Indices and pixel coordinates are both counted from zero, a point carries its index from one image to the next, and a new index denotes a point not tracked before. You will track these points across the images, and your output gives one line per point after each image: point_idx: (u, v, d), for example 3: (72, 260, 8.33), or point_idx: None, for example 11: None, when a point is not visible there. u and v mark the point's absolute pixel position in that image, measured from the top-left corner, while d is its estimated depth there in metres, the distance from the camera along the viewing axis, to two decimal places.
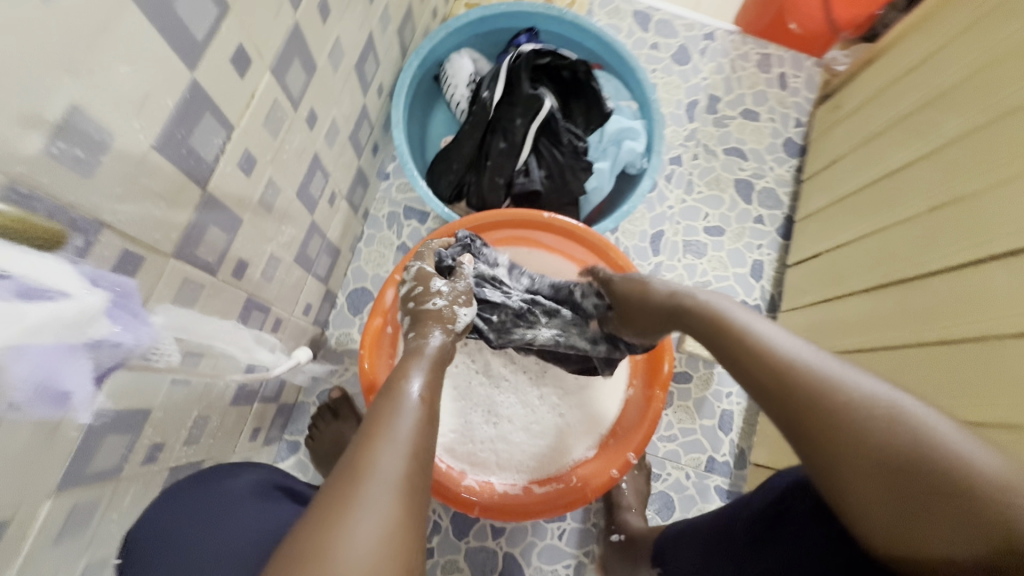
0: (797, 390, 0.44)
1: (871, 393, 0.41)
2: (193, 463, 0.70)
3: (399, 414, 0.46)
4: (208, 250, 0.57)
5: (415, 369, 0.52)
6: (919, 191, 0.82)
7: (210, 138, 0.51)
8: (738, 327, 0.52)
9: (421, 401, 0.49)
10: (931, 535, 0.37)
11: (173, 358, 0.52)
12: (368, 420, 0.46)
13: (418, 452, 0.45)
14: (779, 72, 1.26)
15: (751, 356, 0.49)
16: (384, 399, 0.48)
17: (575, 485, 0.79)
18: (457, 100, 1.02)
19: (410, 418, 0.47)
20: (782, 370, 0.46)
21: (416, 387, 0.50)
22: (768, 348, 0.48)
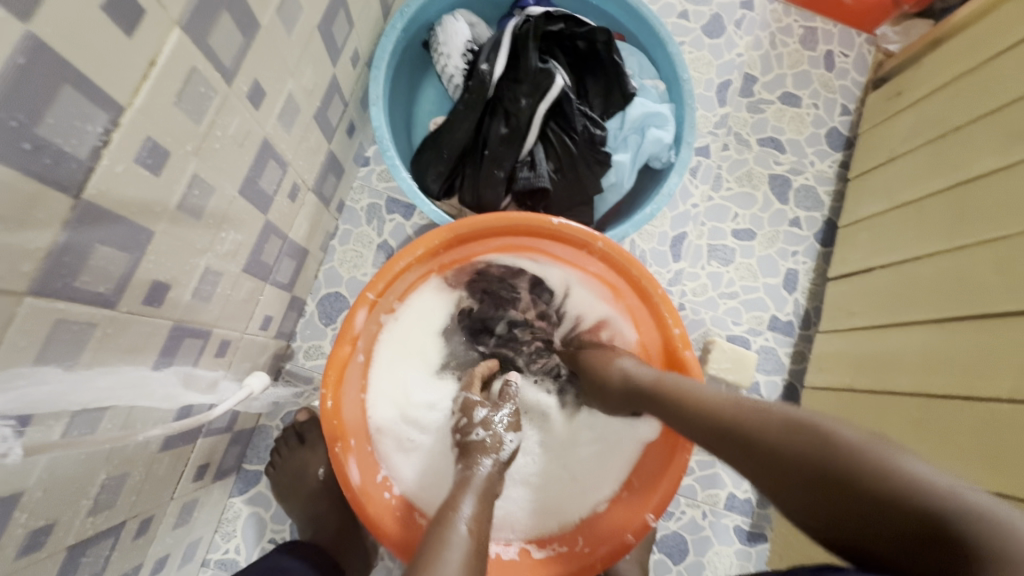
0: (736, 433, 0.49)
1: (788, 421, 0.46)
2: (107, 528, 0.56)
3: (446, 545, 0.48)
4: (96, 278, 0.42)
5: (467, 495, 0.55)
6: (1008, 207, 0.68)
7: (78, 124, 0.35)
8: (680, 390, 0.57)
9: (471, 530, 0.50)
10: (881, 513, 0.38)
11: (18, 452, 0.39)
12: (416, 556, 0.48)
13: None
14: (826, 49, 1.08)
15: (694, 413, 0.54)
16: (435, 530, 0.50)
17: (583, 552, 0.68)
18: (450, 73, 0.84)
19: (460, 547, 0.48)
20: (720, 421, 0.51)
21: (466, 509, 0.53)
22: (707, 404, 0.53)
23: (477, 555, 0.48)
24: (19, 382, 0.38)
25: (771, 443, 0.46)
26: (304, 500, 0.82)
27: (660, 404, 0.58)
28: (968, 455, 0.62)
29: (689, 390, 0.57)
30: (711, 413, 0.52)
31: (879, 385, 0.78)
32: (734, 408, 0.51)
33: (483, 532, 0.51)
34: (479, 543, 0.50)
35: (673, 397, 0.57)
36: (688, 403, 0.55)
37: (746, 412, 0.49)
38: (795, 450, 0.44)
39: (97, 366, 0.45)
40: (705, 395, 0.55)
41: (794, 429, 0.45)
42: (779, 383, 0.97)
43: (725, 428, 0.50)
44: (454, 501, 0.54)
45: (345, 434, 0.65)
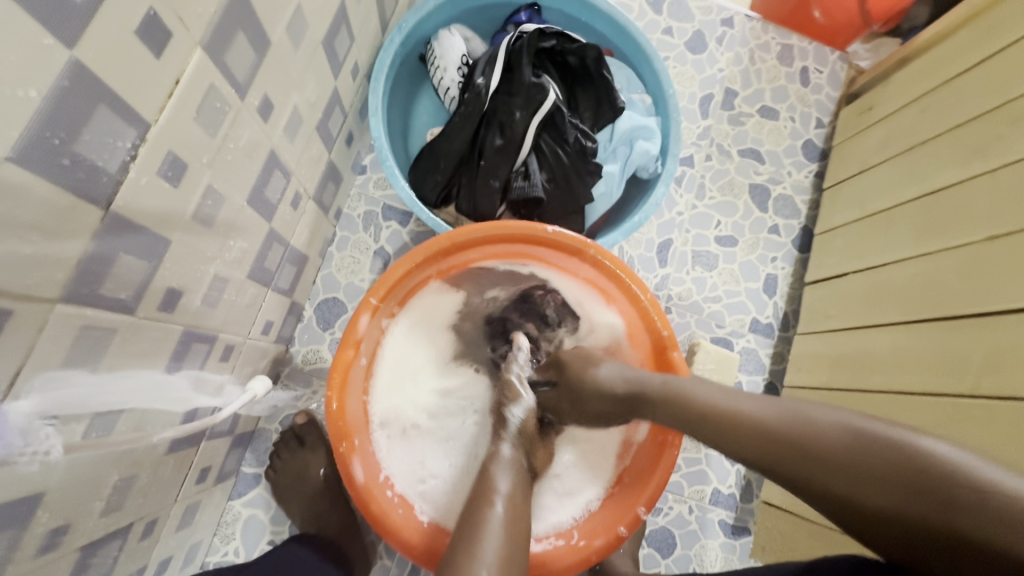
0: (789, 440, 0.48)
1: (853, 431, 0.45)
2: (115, 530, 0.58)
3: (485, 525, 0.54)
4: (118, 286, 0.44)
5: (499, 472, 0.61)
6: (970, 218, 0.74)
7: (110, 141, 0.37)
8: (705, 399, 0.56)
9: (506, 508, 0.56)
10: (974, 526, 0.38)
11: (54, 449, 0.41)
12: (461, 536, 0.53)
13: (510, 551, 0.52)
14: (801, 65, 1.14)
15: (729, 425, 0.52)
16: (474, 512, 0.56)
17: (579, 545, 0.70)
18: (446, 85, 0.87)
19: (499, 525, 0.54)
20: (764, 429, 0.50)
21: (501, 487, 0.59)
22: (747, 413, 0.52)
23: (515, 529, 0.54)
24: (52, 385, 0.39)
25: (838, 459, 0.45)
26: (304, 501, 0.84)
27: (689, 418, 0.56)
28: None
29: (720, 401, 0.54)
30: (753, 426, 0.51)
31: (853, 382, 0.83)
32: (781, 421, 0.50)
33: (519, 508, 0.57)
34: (518, 521, 0.56)
35: (703, 409, 0.55)
36: (721, 416, 0.53)
37: (798, 425, 0.48)
38: (869, 467, 0.43)
39: (116, 370, 0.47)
40: (739, 406, 0.53)
41: (861, 443, 0.45)
42: (760, 383, 1.01)
43: (775, 444, 0.49)
44: (489, 484, 0.59)
45: (350, 434, 0.68)
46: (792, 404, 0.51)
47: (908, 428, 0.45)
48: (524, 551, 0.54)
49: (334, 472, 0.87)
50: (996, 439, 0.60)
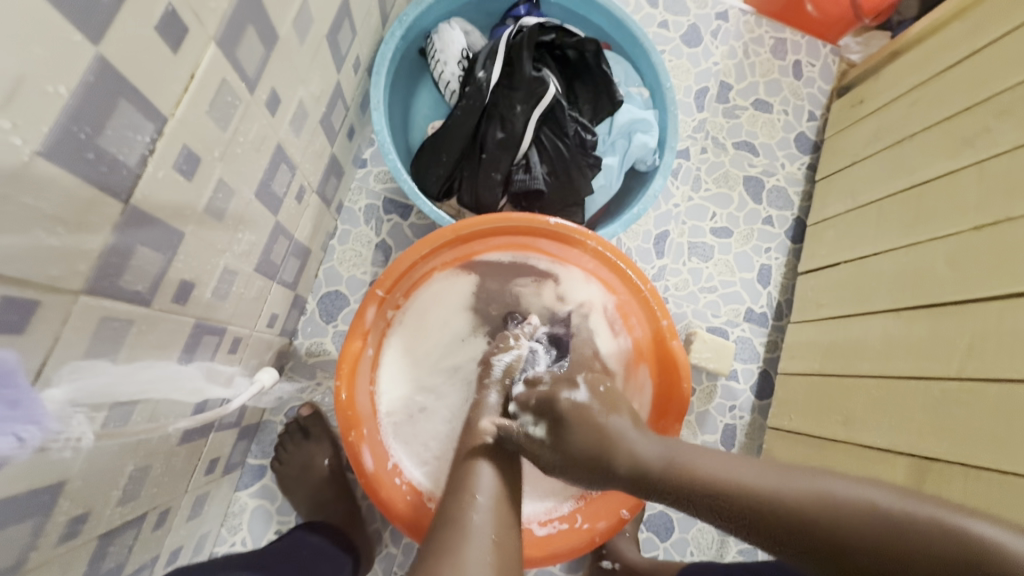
0: (817, 526, 0.46)
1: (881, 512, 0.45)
2: (130, 520, 0.59)
3: (476, 474, 0.58)
4: (135, 278, 0.45)
5: (483, 429, 0.64)
6: (957, 209, 0.77)
7: (130, 134, 0.38)
8: (716, 480, 0.51)
9: (495, 458, 0.60)
10: None
11: (84, 436, 0.43)
12: (452, 483, 0.59)
13: (501, 490, 0.57)
14: (794, 59, 1.16)
15: (750, 508, 0.49)
16: (464, 464, 0.60)
17: (581, 528, 0.73)
18: (446, 79, 0.88)
19: (489, 469, 0.59)
20: (791, 514, 0.47)
21: (488, 437, 0.62)
22: (767, 494, 0.49)
23: (503, 475, 0.59)
24: (77, 375, 0.41)
25: (888, 548, 0.44)
26: (310, 491, 0.85)
27: (714, 503, 0.51)
28: (920, 426, 0.71)
29: (747, 482, 0.50)
30: (788, 506, 0.48)
31: (845, 369, 0.86)
32: (816, 502, 0.47)
33: (508, 455, 0.62)
34: (506, 468, 0.60)
35: (730, 492, 0.50)
36: (754, 502, 0.49)
37: (836, 507, 0.46)
38: (921, 553, 0.43)
39: (133, 361, 0.48)
40: (770, 485, 0.49)
41: (905, 526, 0.44)
42: (755, 370, 1.04)
43: (817, 531, 0.46)
44: (473, 437, 0.63)
45: (358, 423, 0.69)
46: (803, 478, 0.49)
47: (932, 507, 0.45)
48: (513, 483, 0.60)
49: (339, 463, 0.88)
50: (983, 421, 0.63)
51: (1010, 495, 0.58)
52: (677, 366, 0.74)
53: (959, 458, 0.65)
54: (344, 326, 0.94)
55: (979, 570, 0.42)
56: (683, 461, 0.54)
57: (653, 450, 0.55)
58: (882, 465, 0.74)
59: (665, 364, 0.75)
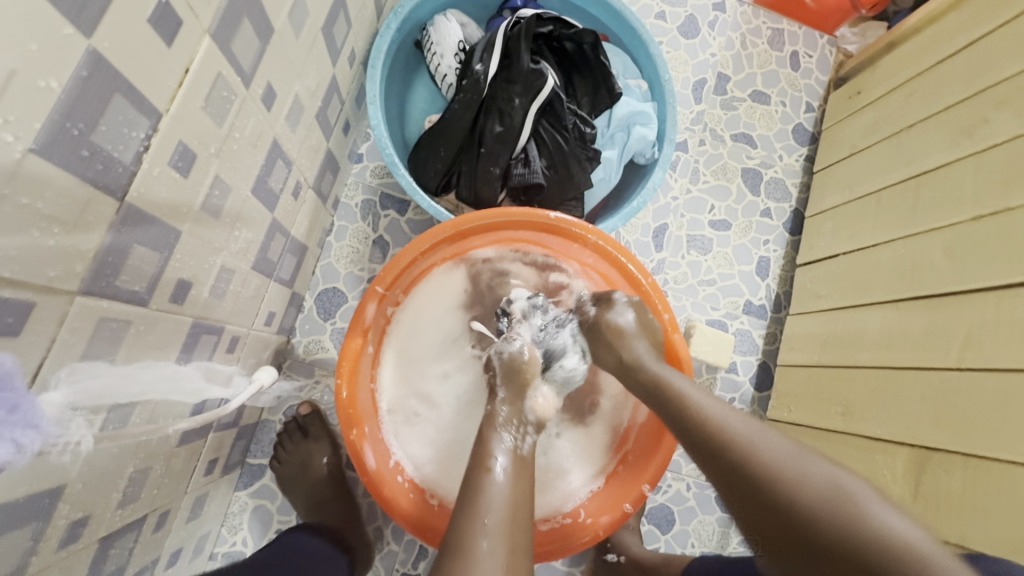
0: (757, 471, 0.50)
1: (821, 480, 0.47)
2: (130, 522, 0.58)
3: (482, 491, 0.53)
4: (132, 278, 0.44)
5: (496, 446, 0.58)
6: (956, 199, 0.76)
7: (125, 131, 0.37)
8: (697, 405, 0.57)
9: (506, 473, 0.55)
10: None
11: (83, 439, 0.42)
12: (459, 501, 0.53)
13: (513, 510, 0.52)
14: (791, 50, 1.16)
15: (713, 437, 0.54)
16: (471, 477, 0.55)
17: (585, 523, 0.73)
18: (443, 72, 0.87)
19: (499, 485, 0.54)
20: (744, 455, 0.51)
21: (499, 456, 0.57)
22: (730, 432, 0.53)
23: (516, 491, 0.54)
24: (75, 378, 0.40)
25: (810, 516, 0.46)
26: (309, 490, 0.84)
27: (684, 423, 0.56)
28: (919, 416, 0.71)
29: (724, 422, 0.54)
30: (739, 444, 0.52)
31: (844, 360, 0.86)
32: (773, 463, 0.49)
33: (520, 469, 0.57)
34: (522, 481, 0.55)
35: (702, 423, 0.55)
36: (718, 438, 0.53)
37: (789, 474, 0.48)
38: (832, 534, 0.45)
39: (132, 363, 0.47)
40: (743, 433, 0.52)
41: (837, 507, 0.45)
42: (754, 362, 1.04)
43: (759, 483, 0.49)
44: (484, 450, 0.57)
45: (360, 421, 0.69)
46: (775, 435, 0.52)
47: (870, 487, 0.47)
48: (527, 509, 0.54)
49: (337, 462, 0.88)
50: (990, 413, 0.63)
51: (1013, 484, 0.59)
52: (678, 359, 0.74)
53: (960, 448, 0.65)
54: (343, 323, 0.94)
55: (881, 554, 0.42)
56: (678, 388, 0.59)
57: (659, 370, 0.62)
58: (882, 455, 0.75)
59: (667, 359, 0.75)
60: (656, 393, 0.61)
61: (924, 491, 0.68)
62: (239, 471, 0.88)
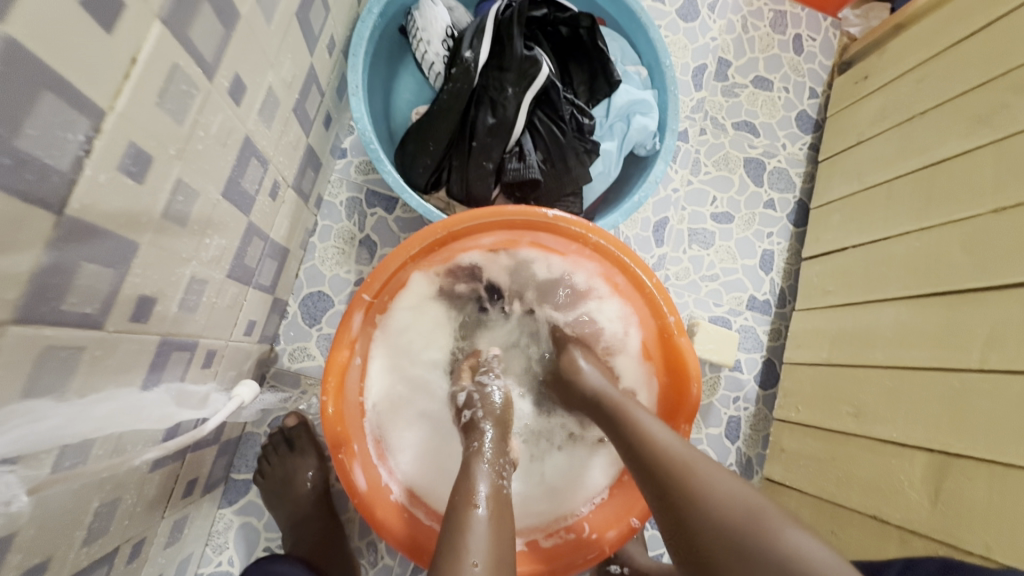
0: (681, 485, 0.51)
1: (736, 497, 0.48)
2: (98, 558, 0.53)
3: (466, 530, 0.50)
4: (82, 299, 0.39)
5: (478, 475, 0.57)
6: (973, 190, 0.73)
7: (57, 132, 0.32)
8: (636, 420, 0.59)
9: (489, 509, 0.53)
10: None
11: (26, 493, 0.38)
12: (440, 544, 0.50)
13: (499, 553, 0.49)
14: (794, 33, 1.11)
15: (646, 450, 0.55)
16: (454, 515, 0.52)
17: (590, 538, 0.69)
18: (430, 60, 0.81)
19: (483, 523, 0.51)
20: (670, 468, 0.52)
21: (482, 493, 0.55)
22: (659, 446, 0.55)
23: (502, 531, 0.51)
24: (14, 420, 0.35)
25: (723, 530, 0.47)
26: (294, 506, 0.80)
27: (620, 436, 0.59)
28: (938, 418, 0.68)
29: (668, 449, 0.54)
30: (666, 457, 0.53)
31: (856, 358, 0.83)
32: (703, 488, 0.50)
33: (503, 506, 0.55)
34: (504, 522, 0.53)
35: (647, 448, 0.55)
36: (660, 464, 0.53)
37: (716, 498, 0.49)
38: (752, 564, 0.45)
39: (88, 393, 0.42)
40: (682, 458, 0.53)
41: (747, 524, 0.46)
42: (758, 360, 1.01)
43: (693, 511, 0.49)
44: (468, 485, 0.56)
45: (348, 439, 0.65)
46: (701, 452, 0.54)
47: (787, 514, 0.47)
48: (511, 545, 0.52)
49: (323, 478, 0.83)
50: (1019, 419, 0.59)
51: None
52: (687, 365, 0.69)
53: (983, 453, 0.62)
54: (330, 329, 0.89)
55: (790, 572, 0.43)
56: (632, 412, 0.59)
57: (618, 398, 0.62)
58: (899, 459, 0.72)
59: (673, 362, 0.71)
60: (603, 412, 0.62)
61: (945, 497, 0.65)
62: (223, 487, 0.83)
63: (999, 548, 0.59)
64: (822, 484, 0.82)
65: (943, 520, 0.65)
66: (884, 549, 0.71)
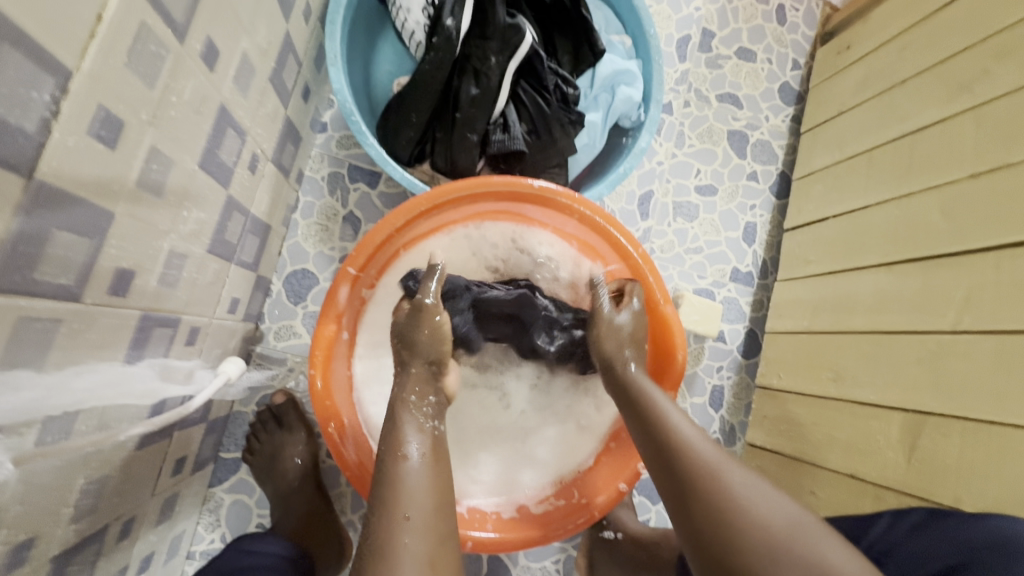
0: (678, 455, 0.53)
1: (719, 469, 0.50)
2: (86, 535, 0.53)
3: (399, 485, 0.50)
4: (56, 270, 0.38)
5: (408, 430, 0.55)
6: (952, 158, 0.74)
7: (15, 90, 0.30)
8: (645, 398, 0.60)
9: (423, 457, 0.53)
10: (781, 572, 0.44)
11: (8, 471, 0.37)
12: (374, 498, 0.49)
13: (437, 494, 0.50)
14: (778, 3, 1.10)
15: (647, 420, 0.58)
16: (385, 466, 0.52)
17: (580, 503, 0.72)
18: (410, 28, 0.79)
19: (418, 472, 0.51)
20: (669, 436, 0.55)
21: (414, 440, 0.54)
22: (660, 419, 0.57)
23: (438, 476, 0.52)
24: None
25: (710, 496, 0.49)
26: (282, 480, 0.80)
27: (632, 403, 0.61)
28: (915, 380, 0.71)
29: (671, 420, 0.56)
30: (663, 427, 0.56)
31: (835, 325, 0.85)
32: (733, 497, 0.48)
33: (438, 450, 0.54)
34: (441, 466, 0.53)
35: (672, 446, 0.54)
36: (680, 463, 0.52)
37: (745, 510, 0.47)
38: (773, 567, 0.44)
39: (67, 367, 0.42)
40: (705, 456, 0.52)
41: (733, 505, 0.48)
42: (741, 329, 1.03)
43: (687, 472, 0.51)
44: (398, 434, 0.54)
45: (338, 413, 0.66)
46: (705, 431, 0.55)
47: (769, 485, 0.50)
48: (449, 480, 0.53)
49: (311, 454, 0.83)
50: (997, 378, 0.61)
51: (1006, 445, 0.59)
52: (672, 335, 0.71)
53: (956, 411, 0.65)
54: (315, 307, 0.88)
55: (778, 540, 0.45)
56: (656, 398, 0.59)
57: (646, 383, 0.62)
58: (876, 420, 0.75)
59: (660, 332, 0.72)
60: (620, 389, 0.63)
61: (920, 455, 0.68)
62: (213, 467, 0.83)
63: (967, 498, 0.62)
64: (803, 447, 0.85)
65: (917, 476, 0.68)
66: (862, 504, 0.74)
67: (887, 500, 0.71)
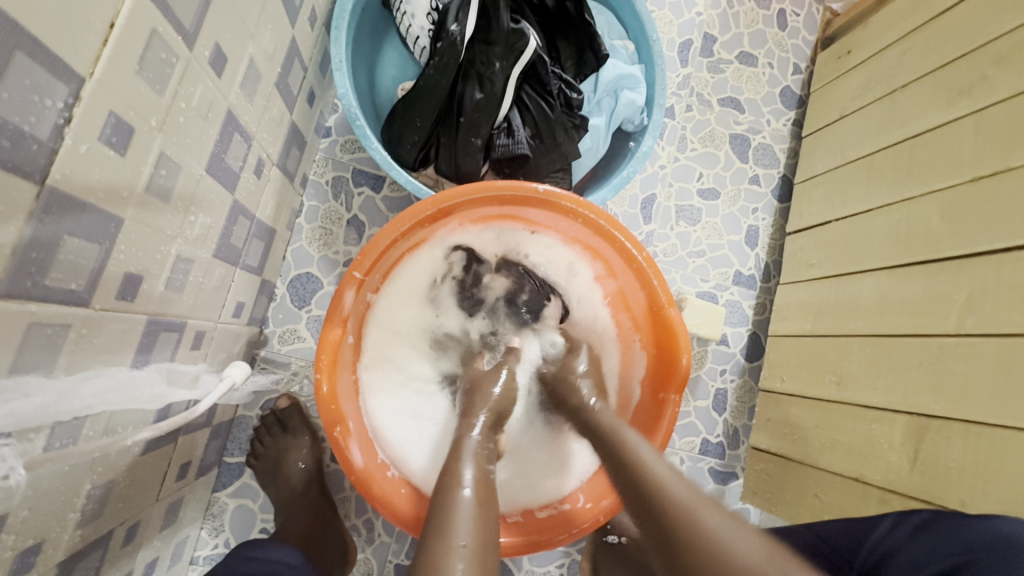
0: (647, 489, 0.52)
1: (686, 502, 0.49)
2: (91, 541, 0.53)
3: (452, 513, 0.50)
4: (66, 274, 0.38)
5: (465, 461, 0.57)
6: (953, 162, 0.74)
7: (29, 97, 0.31)
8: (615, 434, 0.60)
9: (476, 493, 0.53)
10: None
11: (15, 475, 0.37)
12: (428, 522, 0.50)
13: (482, 534, 0.50)
14: (779, 8, 1.11)
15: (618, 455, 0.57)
16: (441, 494, 0.53)
17: (585, 507, 0.72)
18: (415, 33, 0.79)
19: (470, 506, 0.51)
20: (638, 469, 0.54)
21: (468, 475, 0.55)
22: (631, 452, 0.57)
23: (489, 513, 0.52)
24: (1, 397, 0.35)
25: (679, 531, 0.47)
26: (286, 485, 0.79)
27: (604, 440, 0.61)
28: (918, 382, 0.71)
29: (640, 453, 0.56)
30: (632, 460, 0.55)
31: (838, 329, 0.85)
32: (708, 539, 0.45)
33: (489, 490, 0.55)
34: (488, 500, 0.54)
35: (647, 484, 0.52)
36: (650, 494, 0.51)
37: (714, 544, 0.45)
38: None
39: (75, 372, 0.42)
40: (673, 489, 0.50)
41: (702, 539, 0.45)
42: (744, 333, 1.03)
43: (655, 504, 0.50)
44: (455, 467, 0.56)
45: (343, 418, 0.66)
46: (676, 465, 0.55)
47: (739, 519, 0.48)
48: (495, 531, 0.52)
49: (314, 458, 0.83)
50: (1000, 382, 0.61)
51: (1010, 449, 0.59)
52: (676, 336, 0.70)
53: (959, 414, 0.65)
54: (319, 310, 0.88)
55: None
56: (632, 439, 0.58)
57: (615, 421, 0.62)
58: (879, 424, 0.75)
59: (665, 335, 0.72)
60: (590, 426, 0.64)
61: (924, 458, 0.68)
62: (217, 471, 0.83)
63: (972, 502, 0.61)
64: (806, 450, 0.85)
65: (922, 480, 0.68)
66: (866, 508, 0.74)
67: (892, 503, 0.70)
